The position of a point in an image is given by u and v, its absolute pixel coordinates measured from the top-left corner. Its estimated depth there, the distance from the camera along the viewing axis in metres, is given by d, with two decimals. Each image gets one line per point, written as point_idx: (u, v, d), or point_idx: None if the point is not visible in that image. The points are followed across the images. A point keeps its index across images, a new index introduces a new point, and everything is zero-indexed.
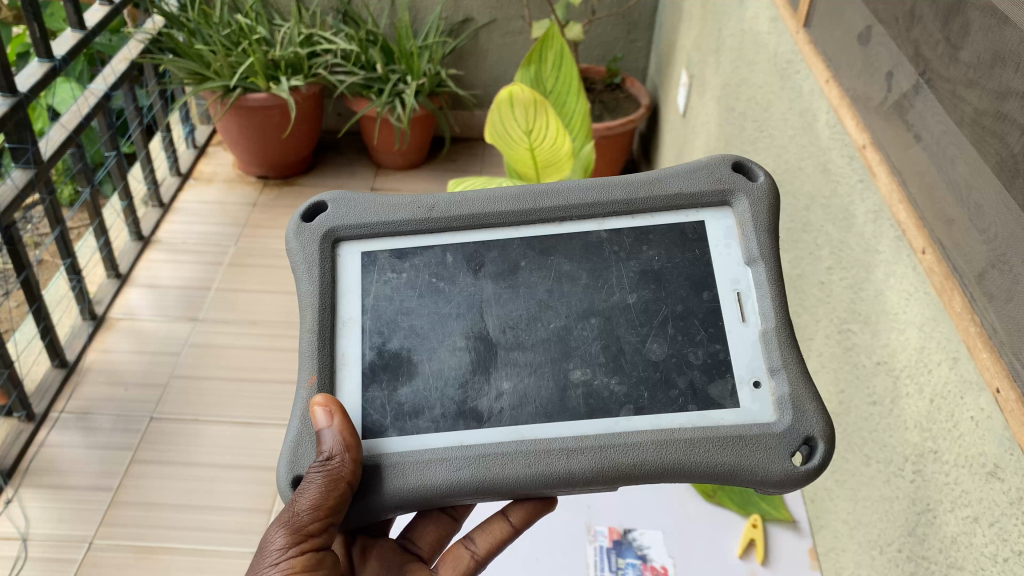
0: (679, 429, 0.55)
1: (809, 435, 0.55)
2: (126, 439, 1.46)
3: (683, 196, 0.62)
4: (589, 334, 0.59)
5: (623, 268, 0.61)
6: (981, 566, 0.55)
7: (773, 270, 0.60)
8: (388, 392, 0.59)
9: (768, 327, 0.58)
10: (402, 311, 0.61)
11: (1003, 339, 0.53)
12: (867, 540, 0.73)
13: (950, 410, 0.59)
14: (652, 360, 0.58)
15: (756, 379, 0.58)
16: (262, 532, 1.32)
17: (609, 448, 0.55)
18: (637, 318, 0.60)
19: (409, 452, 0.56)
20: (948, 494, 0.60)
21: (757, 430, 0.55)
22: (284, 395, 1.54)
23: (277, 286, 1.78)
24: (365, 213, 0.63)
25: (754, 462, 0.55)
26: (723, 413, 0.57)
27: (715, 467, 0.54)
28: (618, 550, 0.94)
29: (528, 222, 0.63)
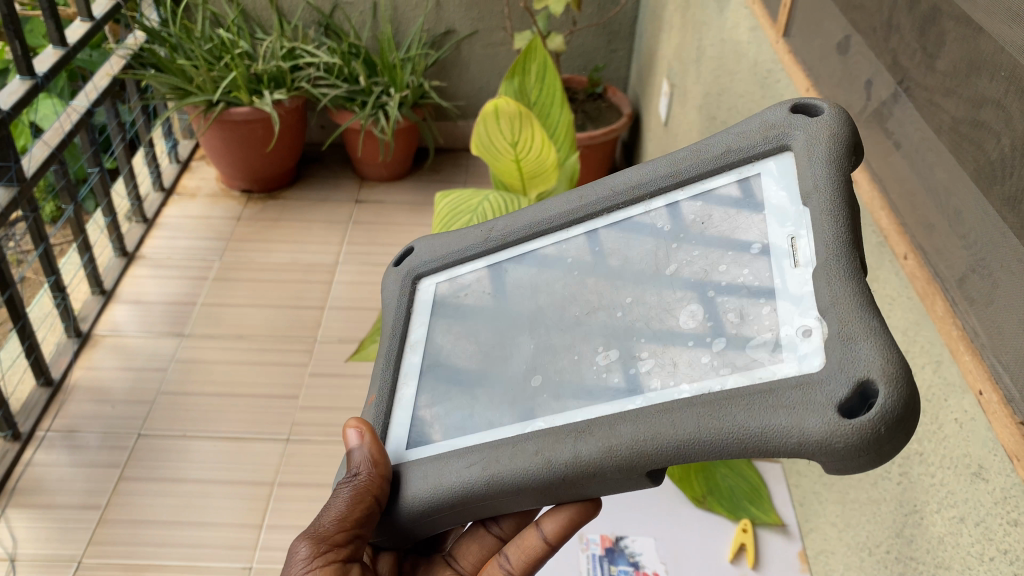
0: (697, 396, 0.42)
1: (858, 375, 0.37)
2: (114, 457, 1.45)
3: (736, 152, 0.52)
4: (623, 315, 0.50)
5: (666, 241, 0.52)
6: (968, 565, 0.56)
7: (831, 198, 0.45)
8: (436, 403, 0.55)
9: (822, 263, 0.43)
10: (455, 326, 0.59)
11: (984, 342, 0.55)
12: (856, 542, 0.74)
13: (935, 412, 0.61)
14: (686, 332, 0.47)
15: (805, 327, 0.42)
16: (252, 547, 1.31)
17: (610, 428, 0.44)
18: (677, 291, 0.49)
19: (435, 458, 0.51)
20: (934, 495, 0.61)
21: (791, 382, 0.40)
22: (272, 409, 1.54)
23: (263, 300, 1.78)
24: (433, 244, 0.63)
25: (785, 420, 0.38)
26: (764, 373, 0.41)
27: (739, 436, 0.39)
28: (610, 557, 0.95)
29: (576, 221, 0.58)
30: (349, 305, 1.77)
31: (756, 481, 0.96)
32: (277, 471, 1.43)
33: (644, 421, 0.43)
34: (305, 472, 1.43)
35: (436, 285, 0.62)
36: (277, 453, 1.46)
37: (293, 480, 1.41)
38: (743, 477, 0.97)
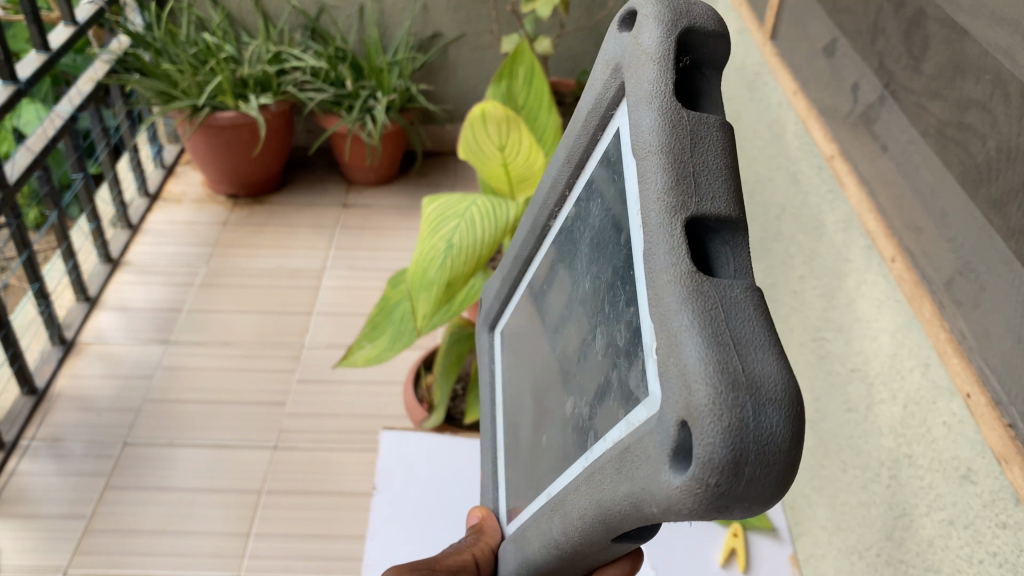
0: (599, 461, 0.33)
1: (674, 413, 0.27)
2: (99, 466, 1.44)
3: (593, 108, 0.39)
4: (574, 346, 0.41)
5: (584, 243, 0.41)
6: (957, 568, 0.56)
7: (643, 144, 0.32)
8: (511, 477, 0.51)
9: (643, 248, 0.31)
10: (513, 386, 0.53)
11: (972, 343, 0.54)
12: (846, 545, 0.74)
13: (923, 415, 0.60)
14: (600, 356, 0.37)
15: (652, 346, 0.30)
16: (240, 556, 1.30)
17: (562, 503, 0.37)
18: (593, 308, 0.39)
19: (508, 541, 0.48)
20: (924, 498, 0.60)
21: (641, 432, 0.29)
22: (259, 416, 1.53)
23: (250, 306, 1.77)
24: (488, 296, 0.58)
25: (639, 481, 0.28)
26: (636, 415, 0.31)
27: (621, 512, 0.30)
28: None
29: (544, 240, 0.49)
30: (336, 311, 1.76)
31: None
32: (265, 479, 1.42)
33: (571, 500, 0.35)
34: (293, 480, 1.42)
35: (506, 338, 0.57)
36: (265, 461, 1.45)
37: (281, 488, 1.40)
38: None
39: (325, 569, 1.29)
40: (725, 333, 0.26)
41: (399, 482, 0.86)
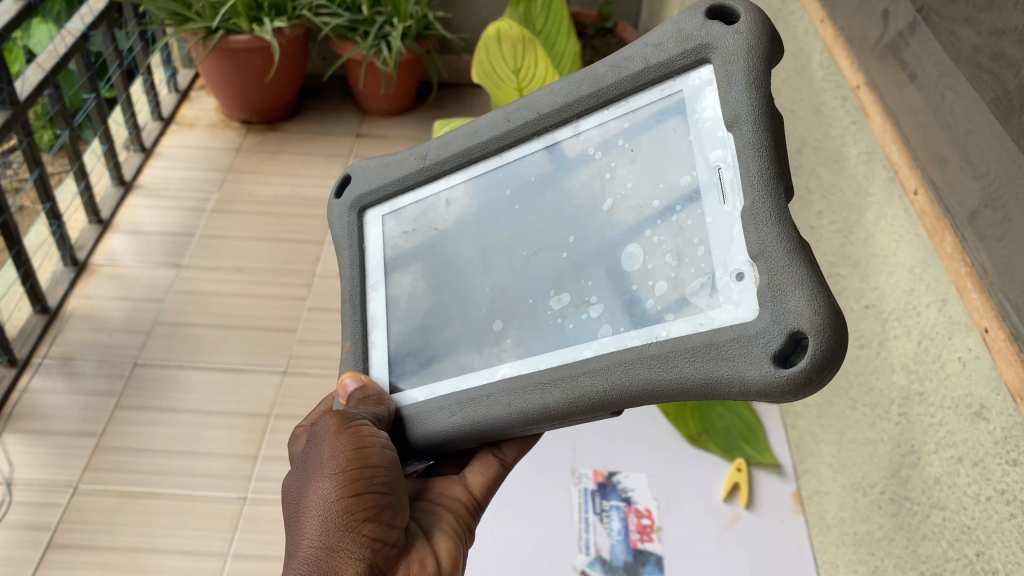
0: (649, 346, 0.44)
1: (794, 327, 0.39)
2: (110, 385, 1.46)
3: (655, 68, 0.50)
4: (567, 253, 0.52)
5: (602, 169, 0.52)
6: (963, 505, 0.55)
7: (756, 132, 0.44)
8: (409, 348, 0.59)
9: (749, 202, 0.43)
10: (414, 268, 0.61)
11: (994, 279, 0.53)
12: (851, 482, 0.73)
13: (938, 351, 0.59)
14: (629, 271, 0.48)
15: (740, 269, 0.42)
16: (250, 478, 1.33)
17: (574, 378, 0.47)
18: (618, 222, 0.50)
19: (425, 402, 0.56)
20: (932, 435, 0.59)
21: (727, 335, 0.41)
22: (269, 342, 1.55)
23: (261, 232, 1.78)
24: (378, 176, 0.63)
25: (723, 372, 0.41)
26: (704, 315, 0.43)
27: (689, 386, 0.42)
28: (636, 560, 0.86)
29: (505, 147, 0.57)
30: None
31: (752, 421, 0.95)
32: (274, 402, 1.44)
33: (472, 399, 0.52)
34: (302, 405, 1.44)
35: (381, 217, 0.63)
36: (274, 386, 1.47)
37: (289, 412, 1.43)
38: (739, 416, 0.95)
39: None
40: (821, 280, 0.40)
41: None
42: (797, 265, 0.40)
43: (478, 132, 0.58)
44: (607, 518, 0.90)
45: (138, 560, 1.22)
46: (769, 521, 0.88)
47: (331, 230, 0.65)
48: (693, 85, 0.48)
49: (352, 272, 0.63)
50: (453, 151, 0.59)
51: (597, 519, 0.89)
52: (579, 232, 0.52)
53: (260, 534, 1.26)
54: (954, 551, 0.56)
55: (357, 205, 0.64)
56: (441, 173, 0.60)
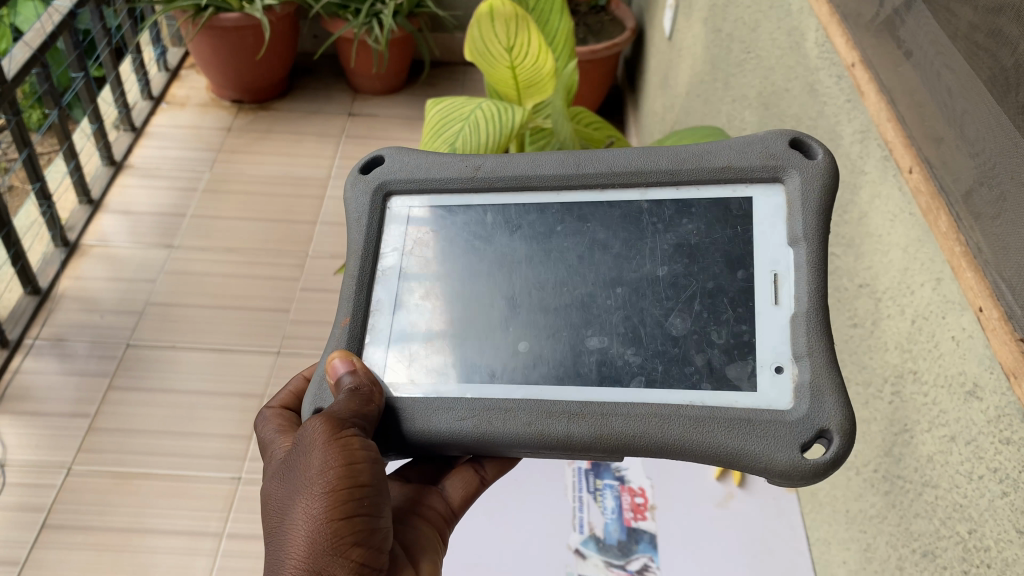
0: (688, 407, 0.51)
1: (824, 427, 0.50)
2: (102, 366, 1.45)
3: (737, 171, 0.57)
4: (612, 304, 0.56)
5: (658, 240, 0.57)
6: (956, 483, 0.55)
7: (817, 254, 0.54)
8: (415, 340, 0.57)
9: (803, 311, 0.53)
10: (436, 267, 0.60)
11: (989, 258, 0.52)
12: (843, 461, 0.73)
13: (932, 330, 0.59)
14: (674, 335, 0.54)
15: (780, 364, 0.52)
16: (244, 458, 1.33)
17: (611, 416, 0.51)
18: (667, 290, 0.56)
19: (426, 398, 0.54)
20: (926, 414, 0.60)
21: (766, 416, 0.50)
22: (262, 322, 1.55)
23: (253, 212, 1.77)
24: (420, 168, 0.62)
25: (755, 447, 0.50)
26: (739, 395, 0.52)
27: (719, 450, 0.50)
28: (630, 538, 0.86)
29: (568, 188, 0.60)
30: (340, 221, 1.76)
31: None
32: (267, 382, 1.44)
33: (496, 411, 0.52)
34: None
35: (407, 208, 0.62)
36: (268, 366, 1.47)
37: None
38: None
39: None
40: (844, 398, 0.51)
41: None
42: (831, 377, 0.51)
43: (545, 164, 0.60)
44: (601, 497, 0.90)
45: (133, 540, 1.22)
46: (764, 499, 0.88)
47: (344, 199, 0.63)
48: (765, 196, 0.57)
49: (357, 252, 0.60)
50: (510, 172, 0.61)
51: (591, 498, 0.90)
52: (619, 285, 0.57)
53: (255, 514, 1.26)
54: (946, 529, 0.56)
55: (383, 189, 0.62)
56: (485, 189, 0.61)
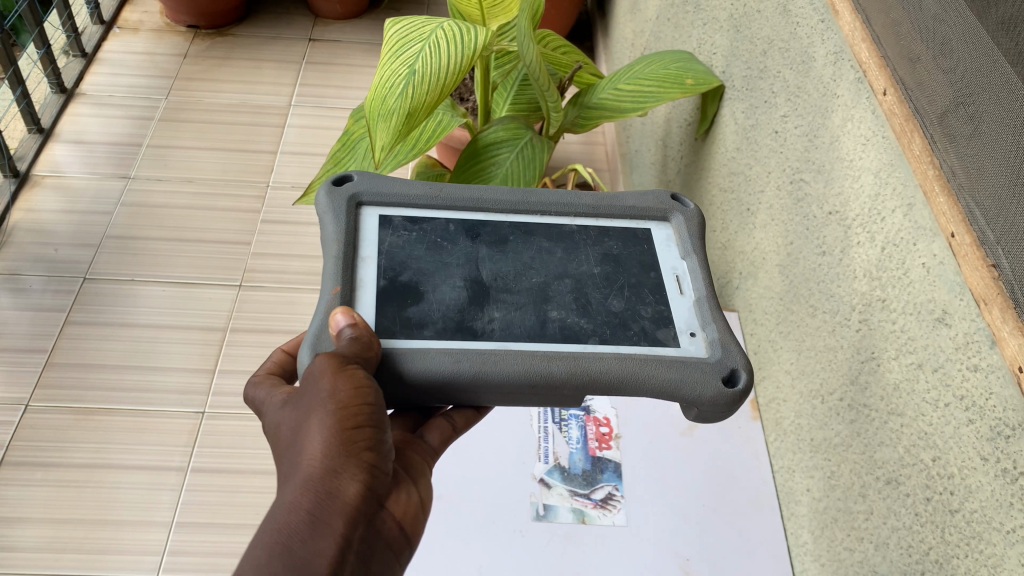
0: (632, 352, 0.55)
1: (735, 366, 0.55)
2: (59, 300, 1.42)
3: (639, 210, 0.65)
4: (563, 289, 0.59)
5: (589, 249, 0.62)
6: (922, 411, 0.55)
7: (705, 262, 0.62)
8: (397, 310, 0.55)
9: (703, 296, 0.60)
10: (412, 257, 0.59)
11: (963, 182, 0.51)
12: (809, 390, 0.73)
13: (902, 257, 0.58)
14: (613, 311, 0.58)
15: (693, 329, 0.58)
16: (207, 392, 1.31)
17: (580, 356, 0.54)
18: (604, 280, 0.60)
19: (415, 347, 0.53)
20: (893, 342, 0.59)
21: (692, 358, 0.55)
22: (223, 255, 1.51)
23: (212, 142, 1.71)
24: (389, 183, 0.62)
25: (692, 379, 0.54)
26: (667, 348, 0.56)
27: (663, 378, 0.54)
28: (594, 467, 0.80)
29: (512, 211, 0.64)
30: (301, 152, 1.72)
31: None
32: (230, 316, 1.42)
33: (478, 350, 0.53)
34: (259, 318, 1.42)
35: (380, 216, 0.61)
36: (230, 299, 1.44)
37: (245, 326, 1.40)
38: None
39: None
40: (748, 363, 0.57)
41: None
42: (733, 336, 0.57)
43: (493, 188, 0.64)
44: (567, 428, 0.84)
45: (94, 477, 1.20)
46: (728, 430, 0.84)
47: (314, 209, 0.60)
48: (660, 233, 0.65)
49: (336, 244, 0.58)
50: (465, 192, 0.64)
51: (556, 428, 0.83)
52: (569, 275, 0.60)
53: (220, 448, 1.25)
54: (911, 458, 0.56)
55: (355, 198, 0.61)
56: (448, 207, 0.63)
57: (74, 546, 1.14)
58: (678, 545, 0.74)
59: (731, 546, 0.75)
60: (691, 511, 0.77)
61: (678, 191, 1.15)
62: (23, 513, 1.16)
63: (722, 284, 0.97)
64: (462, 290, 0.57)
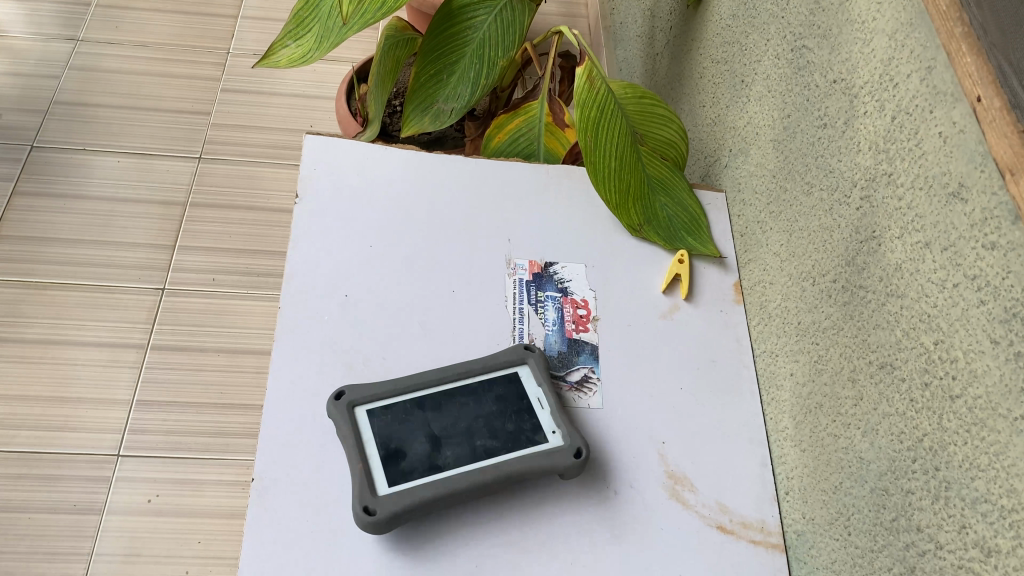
0: (508, 463, 0.64)
1: (579, 446, 0.65)
2: (7, 169, 1.33)
3: (506, 352, 0.72)
4: (481, 426, 0.67)
5: (484, 396, 0.69)
6: (925, 293, 0.51)
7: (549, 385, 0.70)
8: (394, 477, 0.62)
9: (551, 410, 0.68)
10: (398, 437, 0.65)
11: (997, 41, 0.46)
12: (799, 272, 0.69)
13: (915, 126, 0.53)
14: (509, 434, 0.66)
15: (553, 428, 0.67)
16: (168, 269, 1.26)
17: (492, 465, 0.63)
18: (505, 415, 0.68)
19: (399, 492, 0.61)
20: (897, 219, 0.55)
21: (549, 450, 0.65)
22: (182, 125, 1.43)
23: (167, 3, 1.60)
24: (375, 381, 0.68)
25: (543, 460, 0.64)
26: (537, 446, 0.66)
27: (533, 466, 0.64)
28: (571, 349, 0.75)
29: (444, 380, 0.69)
30: (264, 16, 1.61)
31: (697, 211, 0.84)
32: (191, 190, 1.35)
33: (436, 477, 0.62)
34: (222, 192, 1.35)
35: (370, 414, 0.66)
36: (190, 173, 1.37)
37: (206, 201, 1.34)
38: (683, 206, 0.84)
39: (255, 284, 1.26)
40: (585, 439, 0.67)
41: (326, 190, 0.80)
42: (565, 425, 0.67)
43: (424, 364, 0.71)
44: (544, 311, 0.77)
45: (50, 353, 1.16)
46: (711, 313, 0.80)
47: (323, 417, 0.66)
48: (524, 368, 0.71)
49: (348, 449, 0.63)
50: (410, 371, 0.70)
51: (532, 311, 0.77)
52: (479, 415, 0.67)
53: (182, 326, 1.20)
54: (909, 341, 0.53)
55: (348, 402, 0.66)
56: (412, 387, 0.68)
57: (31, 422, 1.10)
58: (654, 429, 0.71)
59: (708, 431, 0.72)
60: (668, 395, 0.74)
61: (666, 65, 1.08)
62: None
63: (709, 162, 0.92)
64: (425, 445, 0.65)
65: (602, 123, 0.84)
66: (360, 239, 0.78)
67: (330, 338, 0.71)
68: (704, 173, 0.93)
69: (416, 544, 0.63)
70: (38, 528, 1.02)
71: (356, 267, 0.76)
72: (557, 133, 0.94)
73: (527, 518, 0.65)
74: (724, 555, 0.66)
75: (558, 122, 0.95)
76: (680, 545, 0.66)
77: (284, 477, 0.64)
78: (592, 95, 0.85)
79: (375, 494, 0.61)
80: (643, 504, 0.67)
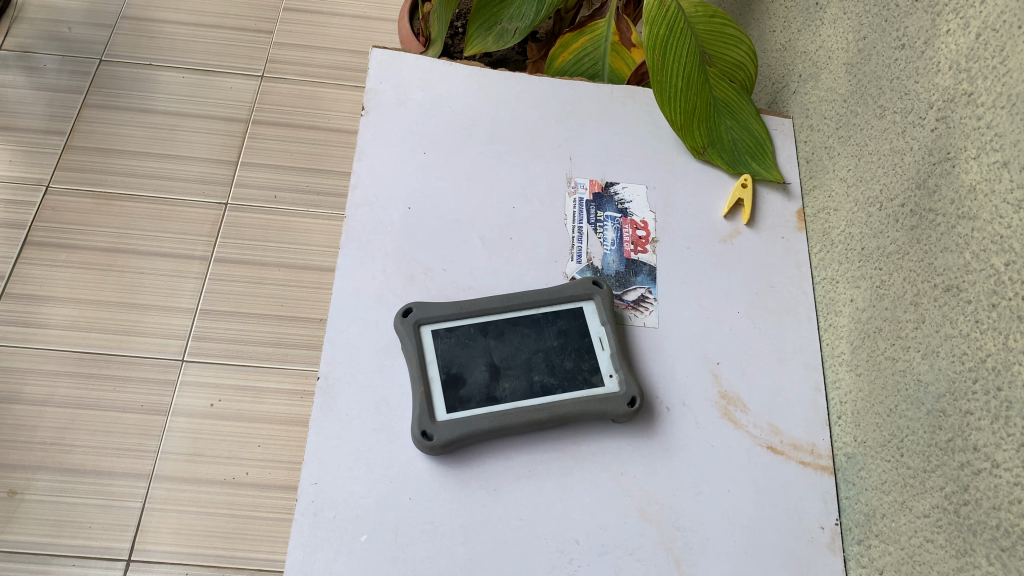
0: (564, 403, 0.65)
1: (632, 395, 0.66)
2: (76, 83, 1.36)
3: (571, 286, 0.72)
4: (539, 361, 0.68)
5: (546, 329, 0.70)
6: (999, 214, 0.51)
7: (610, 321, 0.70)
8: (453, 403, 0.65)
9: (608, 351, 0.69)
10: (459, 361, 0.67)
11: None
12: (866, 197, 0.69)
13: (1002, 43, 0.52)
14: (567, 372, 0.67)
15: (610, 372, 0.68)
16: (230, 184, 1.28)
17: (547, 404, 0.65)
18: (565, 351, 0.69)
19: (457, 420, 0.63)
20: (975, 140, 0.54)
21: (604, 394, 0.66)
22: (244, 43, 1.44)
23: None
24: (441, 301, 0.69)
25: (597, 405, 0.65)
26: (593, 390, 0.67)
27: (586, 408, 0.65)
28: (628, 270, 0.76)
29: (508, 309, 0.70)
30: None
31: (762, 136, 0.83)
32: (252, 108, 1.36)
33: (491, 410, 0.64)
34: (283, 111, 1.37)
35: (434, 334, 0.68)
36: (252, 91, 1.38)
37: (268, 119, 1.35)
38: (749, 129, 0.83)
39: (314, 202, 1.28)
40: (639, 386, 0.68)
41: (391, 103, 0.81)
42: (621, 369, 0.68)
43: (486, 283, 0.73)
44: (603, 231, 0.78)
45: (118, 262, 1.20)
46: (771, 239, 0.79)
47: (383, 334, 0.69)
48: (588, 304, 0.71)
49: (411, 369, 0.66)
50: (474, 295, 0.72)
51: (591, 230, 0.77)
52: (540, 348, 0.68)
53: (243, 240, 1.23)
54: (978, 262, 0.52)
55: (413, 322, 0.68)
56: (478, 311, 0.69)
57: (101, 326, 1.14)
58: (708, 349, 0.72)
59: (762, 354, 0.73)
60: (724, 318, 0.74)
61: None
62: (48, 292, 1.16)
63: (776, 89, 0.90)
64: (485, 372, 0.67)
65: (670, 42, 0.83)
66: (423, 151, 0.79)
67: (394, 248, 0.73)
68: (770, 99, 0.91)
69: (471, 452, 0.65)
70: (107, 425, 1.07)
71: (421, 180, 0.77)
72: (622, 53, 0.94)
73: (580, 428, 0.67)
74: (772, 473, 0.67)
75: (624, 41, 0.94)
76: (729, 462, 0.67)
77: (350, 377, 0.66)
78: (661, 13, 0.83)
79: (433, 420, 0.63)
80: (694, 421, 0.68)
